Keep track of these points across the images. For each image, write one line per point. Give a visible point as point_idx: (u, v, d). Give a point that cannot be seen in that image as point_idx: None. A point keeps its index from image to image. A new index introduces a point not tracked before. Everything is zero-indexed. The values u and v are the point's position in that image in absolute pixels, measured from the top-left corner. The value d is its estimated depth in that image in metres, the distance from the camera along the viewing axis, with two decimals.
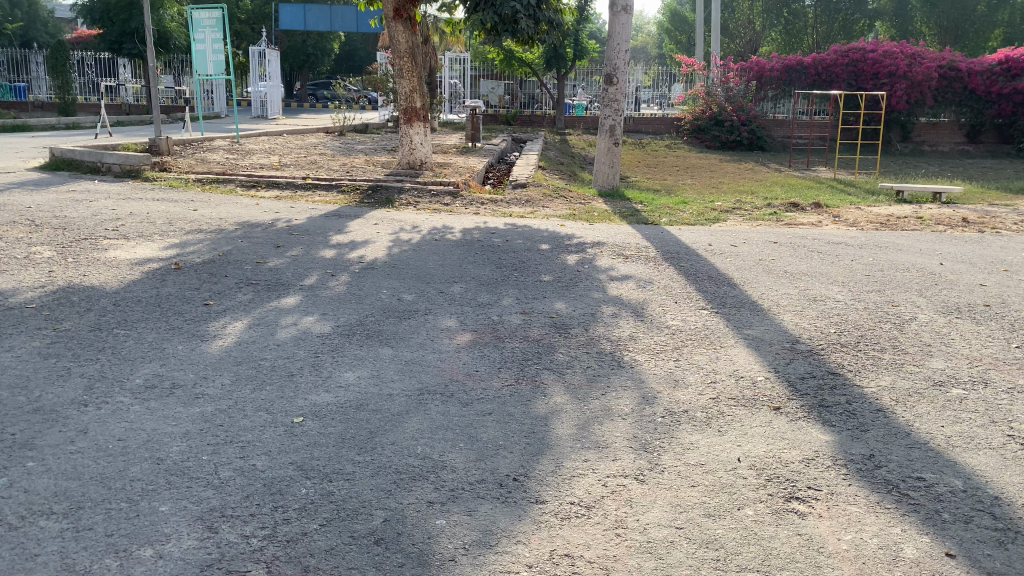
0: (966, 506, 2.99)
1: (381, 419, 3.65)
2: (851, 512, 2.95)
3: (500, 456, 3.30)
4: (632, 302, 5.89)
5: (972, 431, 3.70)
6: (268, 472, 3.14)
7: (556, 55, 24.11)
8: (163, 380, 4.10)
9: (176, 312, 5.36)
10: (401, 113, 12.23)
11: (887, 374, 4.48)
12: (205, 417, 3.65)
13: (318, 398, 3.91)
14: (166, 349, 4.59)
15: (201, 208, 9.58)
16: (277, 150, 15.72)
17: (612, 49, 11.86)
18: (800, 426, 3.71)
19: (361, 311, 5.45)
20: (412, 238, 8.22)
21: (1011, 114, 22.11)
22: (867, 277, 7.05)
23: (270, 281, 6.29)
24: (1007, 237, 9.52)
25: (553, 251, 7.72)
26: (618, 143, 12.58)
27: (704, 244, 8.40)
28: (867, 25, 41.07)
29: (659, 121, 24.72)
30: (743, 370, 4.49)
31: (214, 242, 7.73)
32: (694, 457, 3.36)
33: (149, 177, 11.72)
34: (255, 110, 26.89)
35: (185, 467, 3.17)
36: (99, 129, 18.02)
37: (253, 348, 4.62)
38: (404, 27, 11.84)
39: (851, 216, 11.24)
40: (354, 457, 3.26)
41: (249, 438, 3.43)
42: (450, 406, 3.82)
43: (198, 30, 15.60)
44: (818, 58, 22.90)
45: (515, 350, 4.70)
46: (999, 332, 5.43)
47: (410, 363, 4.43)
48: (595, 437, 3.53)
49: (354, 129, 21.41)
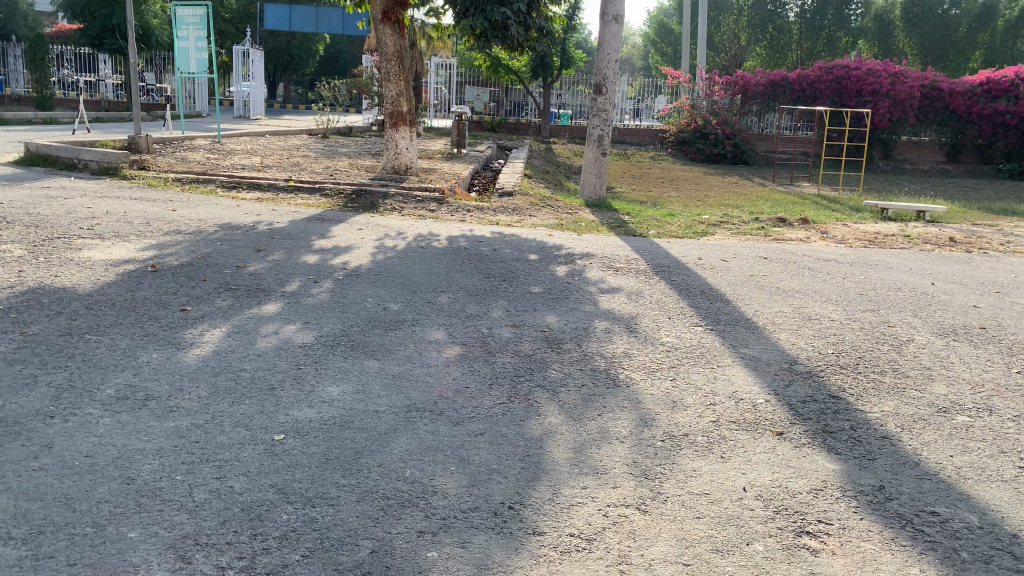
0: (984, 545, 2.86)
1: (368, 438, 3.45)
2: (865, 549, 2.80)
3: (494, 482, 3.12)
4: (625, 317, 5.72)
5: (982, 461, 3.57)
6: (246, 495, 2.93)
7: (542, 63, 24.01)
8: (135, 392, 3.87)
9: (151, 317, 5.13)
10: (387, 117, 12.01)
11: (889, 399, 4.34)
12: (180, 432, 3.44)
13: (301, 413, 3.70)
14: (140, 357, 4.35)
15: (178, 208, 9.34)
16: (258, 151, 15.45)
17: (601, 59, 11.75)
18: (805, 454, 3.56)
19: (346, 321, 5.24)
20: (397, 245, 8.02)
21: (990, 135, 22.15)
22: (860, 296, 6.94)
23: (250, 287, 6.06)
24: (996, 257, 9.48)
25: (542, 262, 7.56)
26: (606, 153, 12.42)
27: (694, 258, 8.26)
28: (850, 43, 41.15)
29: (643, 133, 24.68)
30: (741, 392, 4.33)
31: (193, 244, 7.51)
32: (698, 486, 3.19)
33: (127, 175, 11.44)
34: (238, 109, 26.58)
35: (157, 488, 2.95)
36: (77, 124, 17.62)
37: (232, 358, 4.41)
38: (392, 30, 11.64)
39: (839, 232, 11.18)
40: (339, 480, 3.06)
41: (227, 457, 3.22)
42: (439, 424, 3.64)
43: (182, 27, 15.33)
44: (802, 74, 22.99)
45: (506, 365, 4.52)
46: (999, 355, 5.32)
47: (397, 377, 4.24)
48: (593, 461, 3.36)
49: (339, 131, 21.16)
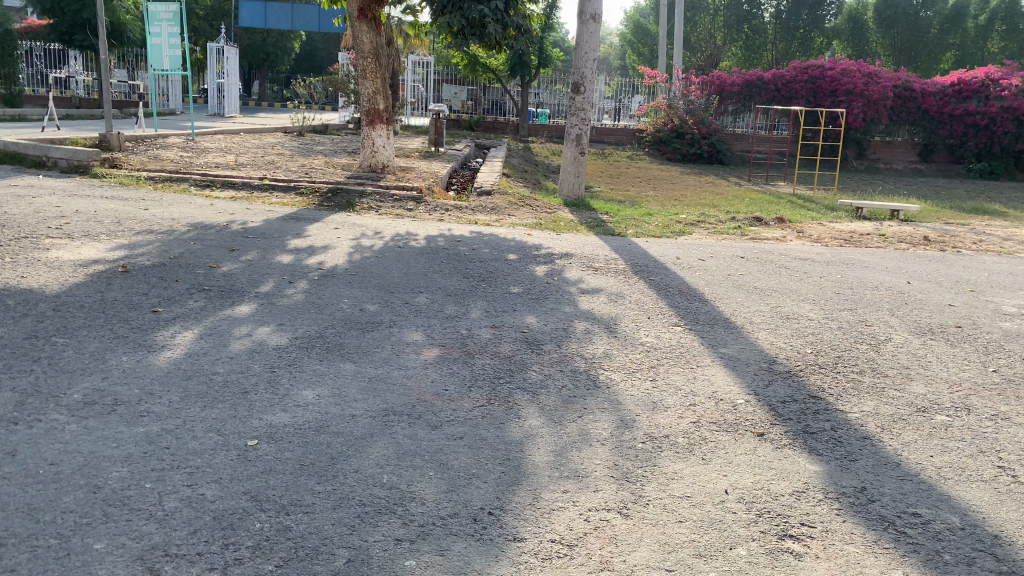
0: (966, 546, 2.85)
1: (343, 443, 3.38)
2: (848, 552, 2.78)
3: (473, 487, 3.06)
4: (604, 318, 5.68)
5: (962, 461, 3.57)
6: (218, 504, 2.85)
7: (520, 62, 23.94)
8: (104, 397, 3.76)
9: (121, 319, 5.00)
10: (363, 115, 11.90)
11: (869, 399, 4.33)
12: (150, 438, 3.34)
13: (275, 418, 3.62)
14: (109, 360, 4.24)
15: (150, 207, 9.18)
16: (232, 149, 15.27)
17: (579, 57, 11.71)
18: (786, 455, 3.54)
19: (321, 323, 5.15)
20: (374, 244, 7.94)
21: (961, 135, 22.45)
22: (837, 295, 6.96)
23: (223, 288, 5.95)
24: (969, 256, 9.56)
25: (521, 262, 7.52)
26: (584, 152, 12.38)
27: (672, 258, 8.25)
28: (824, 44, 41.55)
29: (620, 132, 24.68)
30: (721, 392, 4.30)
31: (165, 244, 7.38)
32: (680, 489, 3.15)
33: (98, 173, 11.24)
34: (212, 107, 26.29)
35: (125, 497, 2.86)
36: (46, 121, 17.31)
37: (205, 361, 4.32)
38: (368, 27, 11.53)
39: (815, 231, 11.24)
40: (314, 487, 2.99)
41: (198, 464, 3.14)
42: (417, 428, 3.57)
43: (154, 23, 15.09)
44: (778, 74, 23.11)
45: (485, 367, 4.47)
46: (974, 354, 5.35)
47: (374, 380, 4.16)
48: (573, 465, 3.31)
49: (315, 129, 20.98)
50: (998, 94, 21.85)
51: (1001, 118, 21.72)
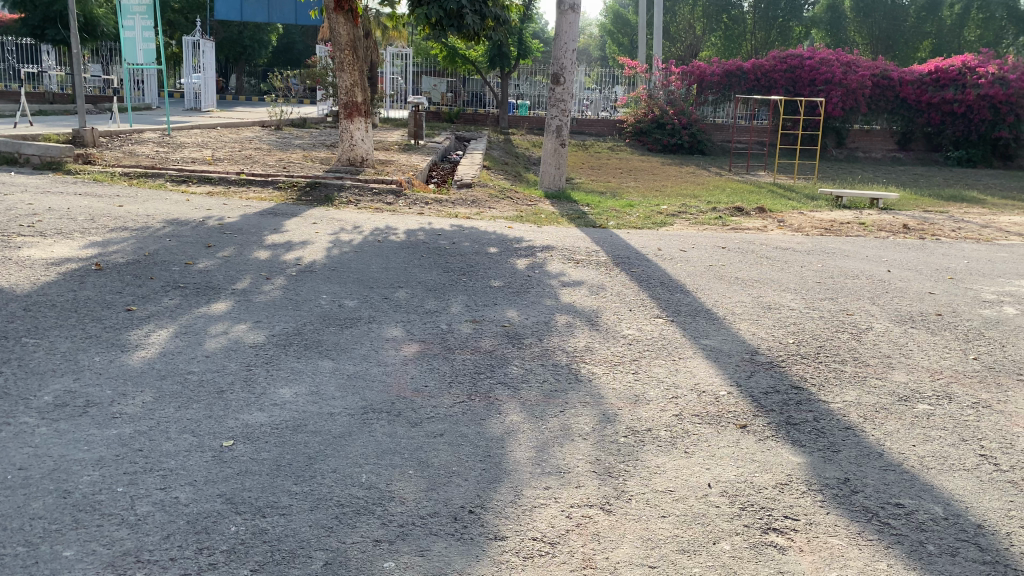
0: (950, 536, 2.83)
1: (321, 443, 3.32)
2: (833, 545, 2.76)
3: (453, 485, 3.01)
4: (586, 310, 5.65)
5: (944, 450, 3.56)
6: (192, 507, 2.78)
7: (499, 53, 23.79)
8: (75, 398, 3.67)
9: (94, 318, 4.91)
10: (342, 107, 11.78)
11: (851, 389, 4.33)
12: (122, 440, 3.26)
13: (250, 417, 3.56)
14: (81, 361, 4.15)
15: (126, 204, 9.04)
16: (209, 144, 15.09)
17: (559, 48, 11.63)
18: (769, 447, 3.51)
19: (299, 319, 5.08)
20: (353, 239, 7.85)
21: (939, 123, 22.62)
22: (819, 285, 6.96)
23: (199, 285, 5.86)
24: (948, 244, 9.59)
25: (501, 255, 7.46)
26: (564, 143, 12.32)
27: (653, 249, 8.23)
28: (803, 33, 41.86)
29: (601, 123, 24.57)
30: (704, 384, 4.29)
31: (140, 241, 7.26)
32: (663, 483, 3.12)
33: (71, 170, 11.07)
34: (189, 101, 25.98)
35: (96, 501, 2.78)
36: (18, 117, 17.02)
37: (179, 360, 4.23)
38: (345, 19, 11.37)
39: (795, 220, 11.26)
40: (291, 488, 2.93)
41: (172, 466, 3.07)
42: (397, 426, 3.52)
43: (127, 16, 14.84)
44: (757, 64, 23.15)
45: (466, 362, 4.42)
46: (954, 342, 5.37)
47: (353, 377, 4.10)
48: (555, 461, 3.27)
49: (293, 123, 20.78)
50: (975, 82, 22.03)
51: (978, 105, 21.96)
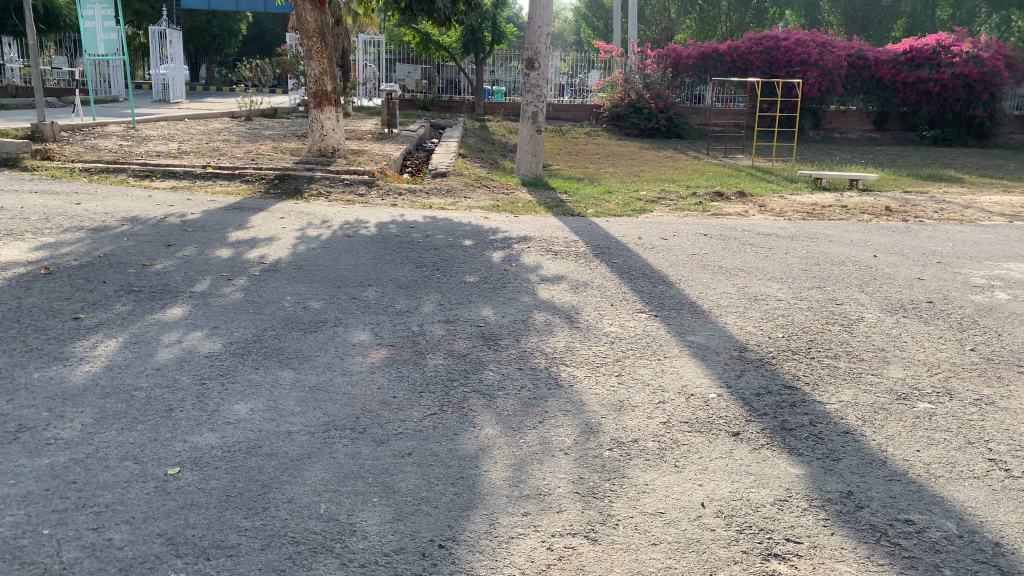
0: (967, 558, 2.59)
1: (277, 467, 3.02)
2: (841, 573, 2.51)
3: (421, 514, 2.73)
4: (565, 307, 5.36)
5: (952, 456, 3.32)
6: (127, 550, 2.48)
7: (473, 39, 23.44)
8: (7, 423, 3.34)
9: (38, 329, 4.56)
10: (311, 97, 11.35)
11: (847, 387, 4.08)
12: (54, 471, 2.94)
13: (201, 439, 3.24)
14: (18, 378, 3.82)
15: (84, 201, 8.63)
16: (174, 136, 14.60)
17: (532, 32, 11.22)
18: (766, 457, 3.26)
19: (259, 325, 4.76)
20: (321, 234, 7.51)
21: (914, 102, 22.53)
22: (804, 272, 6.72)
23: (155, 288, 5.51)
24: (932, 226, 9.39)
25: (476, 247, 7.16)
26: (540, 130, 11.99)
27: (634, 238, 7.95)
28: (777, 15, 41.88)
29: (578, 108, 24.19)
30: (692, 386, 4.02)
31: (95, 241, 6.87)
32: (652, 504, 2.86)
33: (28, 166, 10.60)
34: (157, 93, 25.32)
35: (17, 549, 2.47)
36: None
37: (126, 374, 3.90)
38: (312, 5, 10.90)
39: (776, 204, 11.02)
40: (240, 523, 2.63)
41: (109, 500, 2.75)
42: (361, 445, 3.22)
43: (86, 5, 14.22)
44: (733, 46, 22.86)
45: (437, 368, 4.12)
46: (949, 332, 5.13)
47: (315, 390, 3.79)
48: (533, 481, 2.99)
49: (263, 113, 20.27)
50: (950, 61, 21.97)
51: (953, 84, 21.90)
